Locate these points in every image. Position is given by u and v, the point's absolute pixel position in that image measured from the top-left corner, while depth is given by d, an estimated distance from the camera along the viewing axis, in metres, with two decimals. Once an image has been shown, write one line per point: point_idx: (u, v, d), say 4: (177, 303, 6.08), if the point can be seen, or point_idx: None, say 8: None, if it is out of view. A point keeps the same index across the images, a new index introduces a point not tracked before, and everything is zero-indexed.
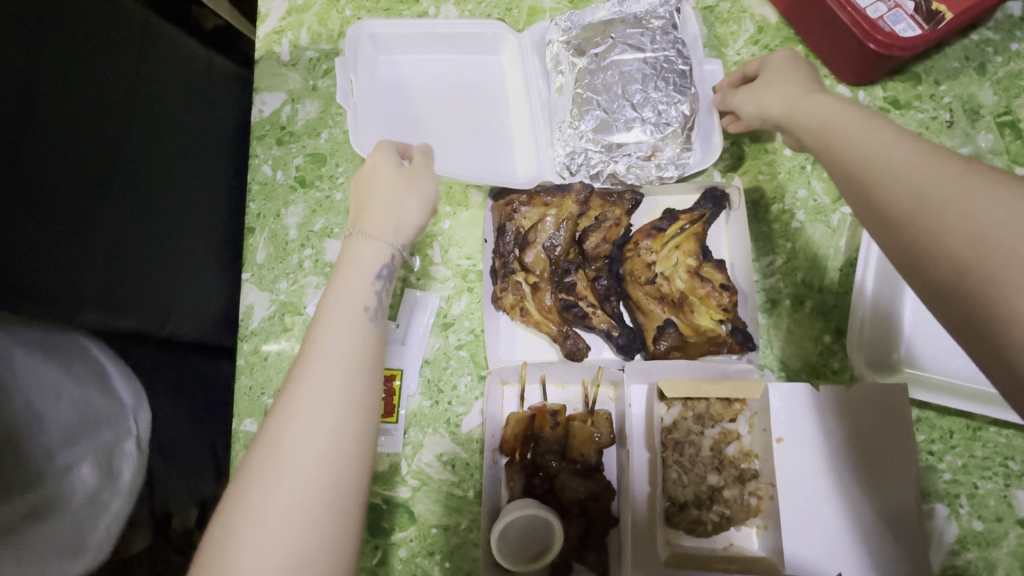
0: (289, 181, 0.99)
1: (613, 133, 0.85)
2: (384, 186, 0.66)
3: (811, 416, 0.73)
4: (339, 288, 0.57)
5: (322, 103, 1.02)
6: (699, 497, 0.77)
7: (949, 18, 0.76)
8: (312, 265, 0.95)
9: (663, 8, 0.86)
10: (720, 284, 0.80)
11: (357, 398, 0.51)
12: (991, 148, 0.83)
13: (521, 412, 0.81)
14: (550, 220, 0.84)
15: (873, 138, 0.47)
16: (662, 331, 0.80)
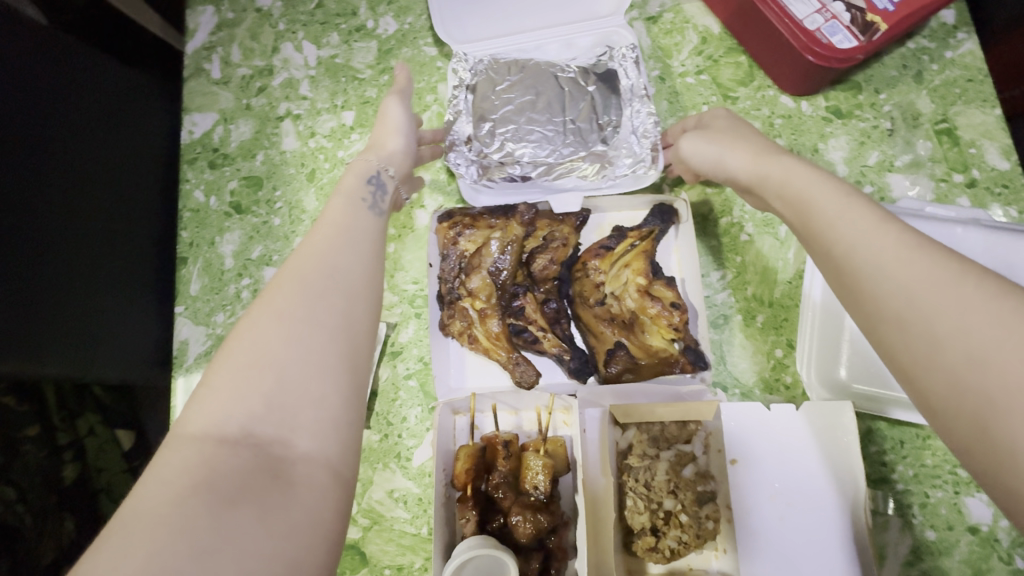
0: (223, 207, 0.94)
1: (490, 105, 0.85)
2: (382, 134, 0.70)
3: (761, 435, 0.72)
4: (340, 189, 0.59)
5: (256, 123, 0.97)
6: (654, 523, 0.72)
7: (884, 28, 0.76)
8: (250, 296, 0.90)
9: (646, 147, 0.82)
10: (670, 302, 0.77)
11: (370, 249, 0.52)
12: (930, 156, 0.83)
13: (471, 445, 0.77)
14: (495, 243, 0.81)
15: (857, 228, 0.46)
16: (612, 354, 0.77)
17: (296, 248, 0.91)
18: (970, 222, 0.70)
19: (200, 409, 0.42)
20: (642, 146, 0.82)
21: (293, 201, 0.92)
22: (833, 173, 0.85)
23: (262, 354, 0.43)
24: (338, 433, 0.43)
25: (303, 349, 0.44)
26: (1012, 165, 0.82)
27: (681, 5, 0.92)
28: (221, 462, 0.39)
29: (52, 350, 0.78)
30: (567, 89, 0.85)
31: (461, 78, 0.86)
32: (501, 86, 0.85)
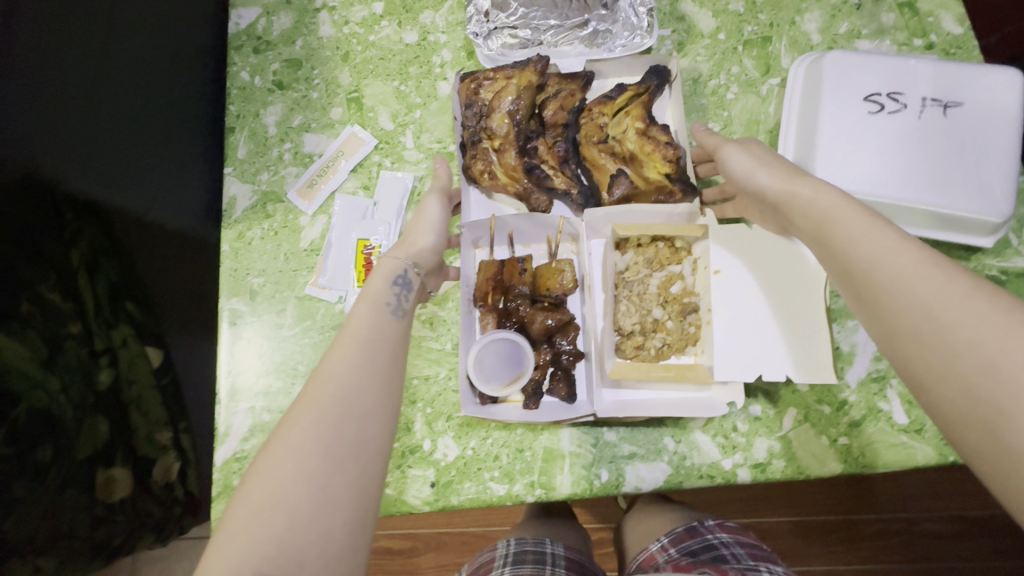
0: (267, 84, 1.05)
1: None
2: (423, 220, 0.82)
3: (742, 248, 0.83)
4: (368, 294, 0.68)
5: (296, 15, 1.08)
6: (643, 326, 0.85)
7: None
8: (292, 158, 1.01)
9: (641, 15, 0.93)
10: (665, 142, 0.88)
11: (383, 364, 0.61)
12: (893, 25, 0.95)
13: (492, 261, 0.90)
14: (511, 89, 0.90)
15: (884, 252, 0.56)
16: (614, 181, 0.87)
17: (332, 118, 1.02)
18: (921, 55, 0.80)
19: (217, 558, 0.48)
20: (638, 15, 0.93)
21: (330, 79, 1.04)
22: (808, 42, 0.96)
23: (293, 458, 0.52)
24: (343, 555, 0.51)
25: (320, 457, 0.53)
26: (966, 29, 0.93)
27: None
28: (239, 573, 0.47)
29: (128, 186, 0.91)
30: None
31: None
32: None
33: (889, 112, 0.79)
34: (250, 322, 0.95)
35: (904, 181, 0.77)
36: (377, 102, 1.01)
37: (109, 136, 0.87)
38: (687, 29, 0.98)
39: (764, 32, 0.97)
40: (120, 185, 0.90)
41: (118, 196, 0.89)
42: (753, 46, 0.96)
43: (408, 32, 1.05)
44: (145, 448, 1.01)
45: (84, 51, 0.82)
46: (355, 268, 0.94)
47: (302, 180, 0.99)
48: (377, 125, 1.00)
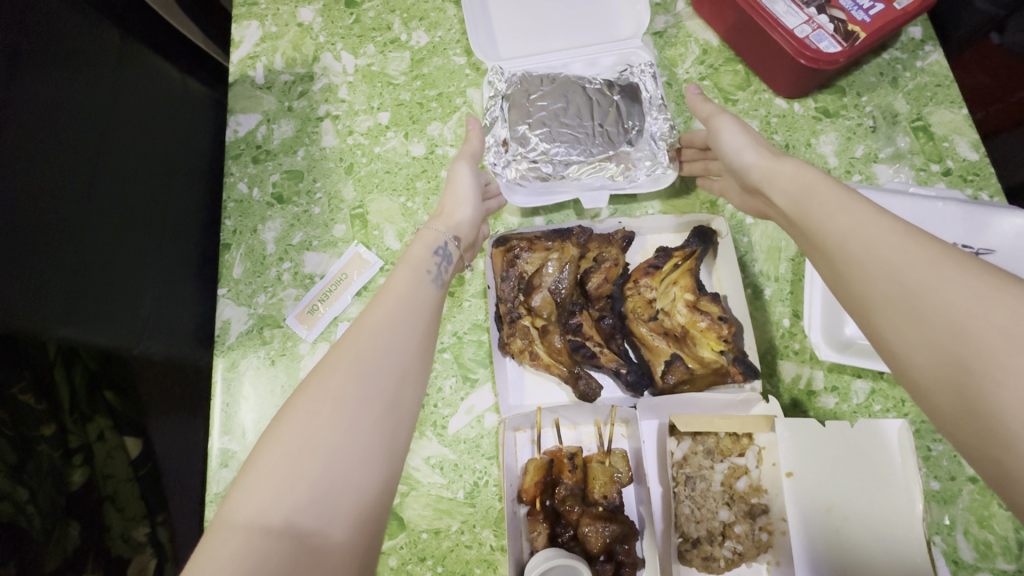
0: (266, 197, 1.00)
1: (521, 111, 0.91)
2: (455, 188, 0.80)
3: (817, 451, 0.72)
4: (409, 258, 0.68)
5: (298, 123, 1.04)
6: (710, 531, 0.76)
7: (863, 36, 0.86)
8: (291, 278, 0.95)
9: (664, 149, 0.89)
10: (718, 316, 0.81)
11: (421, 327, 0.59)
12: (909, 149, 0.94)
13: (539, 457, 0.79)
14: (552, 263, 0.82)
15: (869, 227, 0.51)
16: (668, 365, 0.79)
17: (334, 235, 0.97)
18: (948, 198, 0.80)
19: (248, 494, 0.46)
20: (660, 148, 0.89)
21: (333, 193, 0.99)
22: (825, 164, 0.94)
23: (304, 446, 0.48)
24: (367, 525, 0.48)
25: (342, 425, 0.50)
26: (981, 156, 0.92)
27: (683, 23, 1.04)
28: (263, 553, 0.43)
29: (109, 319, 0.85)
30: (594, 98, 0.91)
31: (496, 90, 0.94)
32: (534, 96, 0.92)
33: None
34: (242, 463, 0.87)
35: None
36: (382, 218, 0.97)
37: (86, 272, 0.82)
38: None
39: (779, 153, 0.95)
40: (99, 308, 0.84)
41: (101, 334, 0.83)
42: None
43: (415, 144, 1.01)
44: (119, 550, 0.83)
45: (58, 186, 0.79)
46: None
47: (302, 304, 0.93)
48: (382, 244, 0.96)
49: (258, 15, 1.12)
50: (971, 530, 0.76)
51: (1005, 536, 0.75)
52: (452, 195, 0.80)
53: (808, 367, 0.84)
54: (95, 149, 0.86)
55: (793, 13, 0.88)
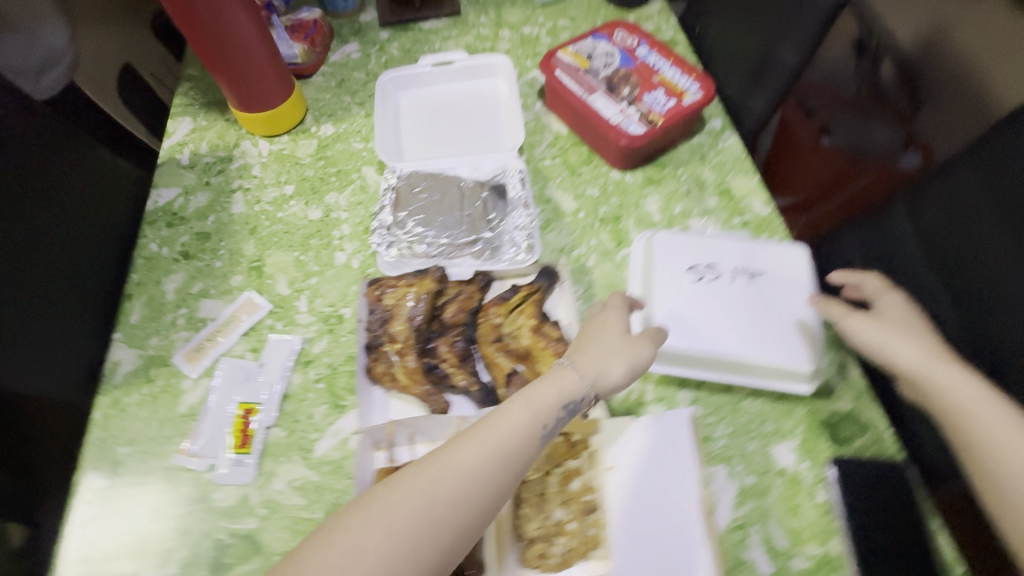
0: (173, 255, 1.12)
1: (405, 200, 1.07)
2: (611, 337, 0.84)
3: (631, 447, 0.84)
4: (536, 400, 0.75)
5: (212, 194, 1.21)
6: (545, 532, 0.80)
7: (660, 122, 1.13)
8: (185, 322, 1.04)
9: (524, 239, 1.05)
10: (557, 337, 0.94)
11: (507, 462, 0.69)
12: (716, 207, 1.16)
13: (389, 470, 0.85)
14: (411, 296, 0.95)
15: (993, 421, 0.73)
16: (510, 379, 0.91)
17: (231, 284, 1.08)
18: (725, 235, 0.99)
19: None
20: (520, 237, 1.05)
21: (235, 250, 1.13)
22: (652, 220, 1.15)
23: (354, 557, 0.60)
24: None
25: (428, 532, 0.62)
26: (771, 211, 1.15)
27: (540, 116, 1.29)
28: None
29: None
30: (467, 193, 1.08)
31: (388, 183, 1.11)
32: (417, 189, 1.08)
33: (707, 281, 0.93)
34: (105, 496, 0.88)
35: (725, 343, 0.90)
36: (277, 270, 1.10)
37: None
38: (553, 208, 1.16)
39: (615, 212, 1.16)
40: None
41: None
42: (608, 222, 1.14)
43: (313, 209, 1.18)
44: None
45: None
46: (229, 433, 0.91)
47: (192, 344, 1.01)
48: (274, 291, 1.07)
49: (192, 112, 1.33)
50: (782, 519, 0.84)
51: (811, 522, 0.84)
52: (624, 348, 0.83)
53: (639, 382, 0.96)
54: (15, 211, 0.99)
55: (609, 107, 1.15)
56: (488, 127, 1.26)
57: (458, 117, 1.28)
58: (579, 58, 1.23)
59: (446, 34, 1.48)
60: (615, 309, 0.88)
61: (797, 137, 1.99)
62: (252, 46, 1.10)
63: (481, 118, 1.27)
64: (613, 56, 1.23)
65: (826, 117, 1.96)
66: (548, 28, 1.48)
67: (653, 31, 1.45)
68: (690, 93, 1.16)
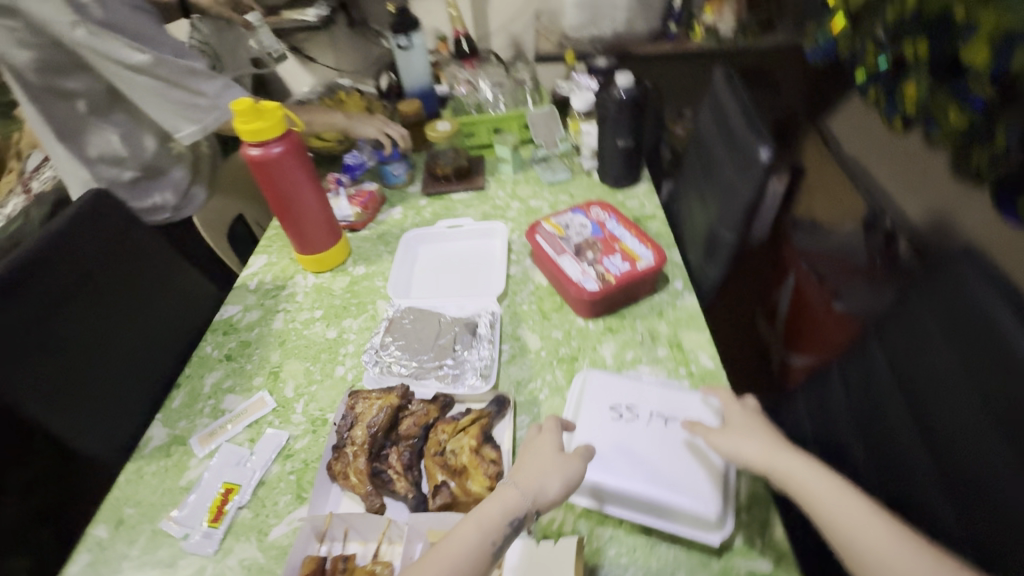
0: (220, 356, 1.44)
1: (395, 328, 1.34)
2: (544, 457, 0.95)
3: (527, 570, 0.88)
4: (482, 519, 0.88)
5: (263, 313, 1.55)
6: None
7: (613, 281, 1.34)
8: (210, 410, 1.30)
9: (483, 367, 1.25)
10: (490, 459, 1.07)
11: (476, 564, 0.84)
12: (665, 357, 1.29)
13: (318, 560, 0.96)
14: (376, 407, 1.14)
15: (884, 545, 0.80)
16: (438, 490, 1.03)
17: (252, 384, 1.35)
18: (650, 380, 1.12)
19: None
20: (480, 366, 1.25)
21: (264, 357, 1.42)
22: (604, 363, 1.29)
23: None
24: None
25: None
26: (715, 365, 1.25)
27: (526, 269, 1.56)
28: None
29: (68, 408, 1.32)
30: (443, 326, 1.32)
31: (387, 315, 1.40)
32: (407, 320, 1.35)
33: (625, 420, 1.05)
34: (101, 547, 1.07)
35: (633, 478, 0.97)
36: (289, 376, 1.36)
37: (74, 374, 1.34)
38: (520, 345, 1.35)
39: (573, 353, 1.32)
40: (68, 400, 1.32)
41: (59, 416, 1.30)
42: (564, 362, 1.30)
43: (331, 330, 1.47)
44: None
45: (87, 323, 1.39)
46: (209, 507, 1.09)
47: (208, 429, 1.26)
48: (281, 392, 1.32)
49: (268, 251, 1.76)
50: None
51: None
52: (547, 468, 0.93)
53: (561, 511, 1.02)
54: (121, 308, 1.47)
55: (573, 266, 1.39)
56: (481, 277, 1.55)
57: (459, 267, 1.59)
58: (557, 227, 1.52)
59: (469, 202, 1.87)
60: (551, 430, 1.00)
61: (813, 302, 2.23)
62: (308, 209, 1.51)
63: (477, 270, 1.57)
64: (585, 227, 1.50)
65: (837, 284, 2.19)
66: (550, 201, 1.82)
67: (636, 207, 1.74)
68: (644, 258, 1.38)
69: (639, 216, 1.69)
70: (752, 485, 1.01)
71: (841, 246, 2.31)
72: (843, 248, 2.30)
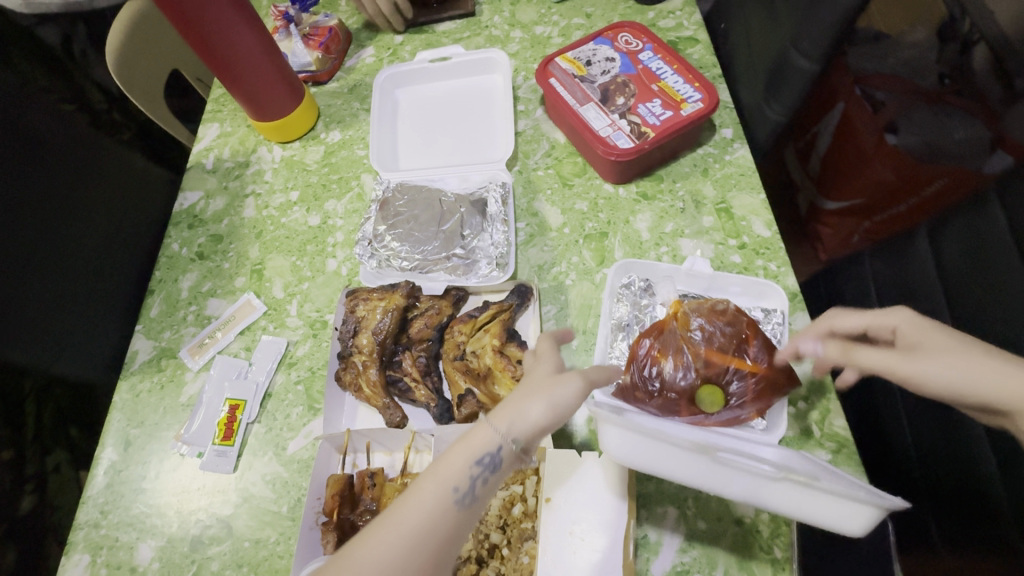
0: (190, 255, 1.24)
1: (389, 212, 1.11)
2: (534, 391, 0.65)
3: (575, 480, 0.82)
4: (440, 470, 0.62)
5: (228, 198, 1.31)
6: (478, 552, 0.85)
7: (652, 135, 1.07)
8: (194, 318, 1.16)
9: (498, 253, 1.06)
10: (518, 360, 0.94)
11: (427, 550, 0.58)
12: (712, 227, 1.09)
13: (342, 475, 0.91)
14: (379, 310, 0.99)
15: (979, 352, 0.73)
16: (463, 399, 0.93)
17: (235, 285, 1.18)
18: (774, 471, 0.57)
19: None
20: (494, 253, 1.06)
21: (242, 253, 1.22)
22: (639, 238, 1.10)
23: None
24: None
25: None
26: (772, 233, 1.06)
27: (539, 124, 1.26)
28: None
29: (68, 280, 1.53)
30: (446, 208, 1.10)
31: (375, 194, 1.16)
32: (400, 202, 1.12)
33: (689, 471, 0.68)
34: (116, 472, 1.01)
35: None
36: (275, 274, 1.18)
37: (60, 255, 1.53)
38: (538, 223, 1.14)
39: (602, 228, 1.12)
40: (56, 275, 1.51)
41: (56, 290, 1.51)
42: (592, 239, 1.11)
43: (313, 216, 1.25)
44: None
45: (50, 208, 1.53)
46: (216, 426, 1.01)
47: (196, 339, 1.12)
48: (270, 294, 1.16)
49: (219, 118, 1.44)
50: (730, 570, 0.81)
51: None
52: (534, 404, 0.64)
53: None
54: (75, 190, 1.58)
55: (600, 118, 1.10)
56: (483, 137, 1.26)
57: (456, 125, 1.29)
58: (576, 65, 1.18)
59: (457, 35, 1.46)
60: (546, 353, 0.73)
61: (860, 134, 1.42)
62: (259, 63, 1.17)
63: (477, 128, 1.28)
64: (613, 62, 1.17)
65: (895, 111, 1.34)
66: (560, 26, 1.43)
67: (672, 28, 1.35)
68: (690, 102, 1.09)
69: (678, 40, 1.32)
70: (810, 374, 0.92)
71: (910, 61, 1.32)
72: (913, 63, 1.32)
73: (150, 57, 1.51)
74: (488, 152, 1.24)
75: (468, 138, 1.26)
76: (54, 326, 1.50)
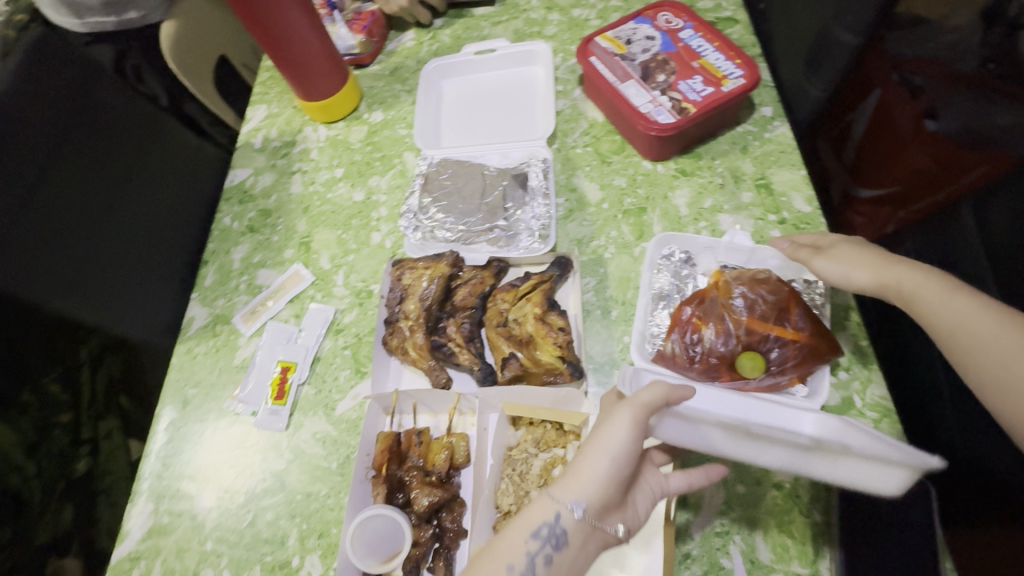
0: (241, 228, 1.30)
1: (433, 186, 1.15)
2: (596, 459, 0.66)
3: None
4: (515, 528, 0.67)
5: (277, 175, 1.37)
6: (519, 507, 0.87)
7: (693, 111, 1.08)
8: (245, 288, 1.21)
9: (539, 225, 1.09)
10: (559, 327, 0.96)
11: None
12: (752, 202, 1.10)
13: (391, 432, 0.95)
14: (425, 277, 1.03)
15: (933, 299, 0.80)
16: (506, 363, 0.96)
17: (284, 257, 1.23)
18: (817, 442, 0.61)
19: None
20: (535, 225, 1.09)
21: (290, 226, 1.28)
22: (678, 213, 1.12)
23: None
24: None
25: None
26: (813, 209, 1.06)
27: (577, 104, 1.28)
28: None
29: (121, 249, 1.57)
30: (488, 182, 1.14)
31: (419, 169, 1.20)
32: (443, 176, 1.16)
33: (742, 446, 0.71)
34: (176, 428, 1.07)
35: None
36: (322, 246, 1.23)
37: (114, 224, 1.57)
38: (577, 199, 1.17)
39: (640, 204, 1.14)
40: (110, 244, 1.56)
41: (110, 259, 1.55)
42: (630, 215, 1.13)
43: (357, 192, 1.29)
44: None
45: (106, 180, 1.58)
46: (269, 387, 1.06)
47: (248, 306, 1.18)
48: (317, 265, 1.21)
49: (266, 100, 1.50)
50: (770, 532, 0.82)
51: (802, 540, 0.81)
52: (597, 471, 0.66)
53: None
54: (129, 165, 1.64)
55: (640, 95, 1.12)
56: (522, 116, 1.29)
57: (496, 105, 1.32)
58: (616, 43, 1.19)
59: (496, 18, 1.49)
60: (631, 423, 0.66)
61: (897, 123, 1.43)
62: (310, 43, 1.22)
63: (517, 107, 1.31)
64: (653, 41, 1.18)
65: (934, 98, 1.36)
66: (598, 9, 1.44)
67: (711, 8, 1.35)
68: (732, 78, 1.09)
69: (717, 20, 1.32)
70: (851, 346, 0.92)
71: (947, 47, 1.32)
72: (954, 48, 1.32)
73: (202, 43, 1.58)
74: (527, 130, 1.26)
75: (508, 117, 1.29)
76: (109, 293, 1.55)
